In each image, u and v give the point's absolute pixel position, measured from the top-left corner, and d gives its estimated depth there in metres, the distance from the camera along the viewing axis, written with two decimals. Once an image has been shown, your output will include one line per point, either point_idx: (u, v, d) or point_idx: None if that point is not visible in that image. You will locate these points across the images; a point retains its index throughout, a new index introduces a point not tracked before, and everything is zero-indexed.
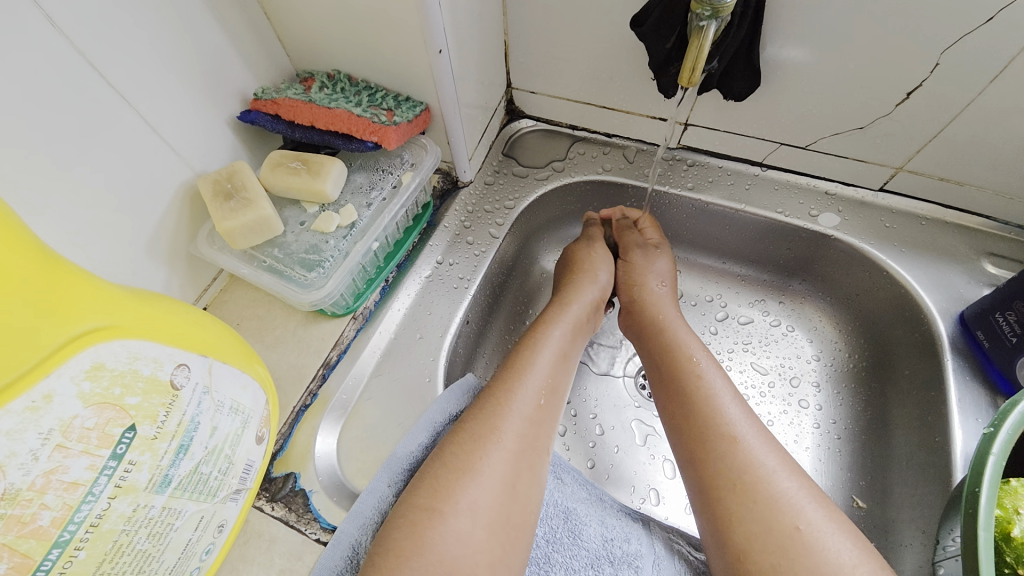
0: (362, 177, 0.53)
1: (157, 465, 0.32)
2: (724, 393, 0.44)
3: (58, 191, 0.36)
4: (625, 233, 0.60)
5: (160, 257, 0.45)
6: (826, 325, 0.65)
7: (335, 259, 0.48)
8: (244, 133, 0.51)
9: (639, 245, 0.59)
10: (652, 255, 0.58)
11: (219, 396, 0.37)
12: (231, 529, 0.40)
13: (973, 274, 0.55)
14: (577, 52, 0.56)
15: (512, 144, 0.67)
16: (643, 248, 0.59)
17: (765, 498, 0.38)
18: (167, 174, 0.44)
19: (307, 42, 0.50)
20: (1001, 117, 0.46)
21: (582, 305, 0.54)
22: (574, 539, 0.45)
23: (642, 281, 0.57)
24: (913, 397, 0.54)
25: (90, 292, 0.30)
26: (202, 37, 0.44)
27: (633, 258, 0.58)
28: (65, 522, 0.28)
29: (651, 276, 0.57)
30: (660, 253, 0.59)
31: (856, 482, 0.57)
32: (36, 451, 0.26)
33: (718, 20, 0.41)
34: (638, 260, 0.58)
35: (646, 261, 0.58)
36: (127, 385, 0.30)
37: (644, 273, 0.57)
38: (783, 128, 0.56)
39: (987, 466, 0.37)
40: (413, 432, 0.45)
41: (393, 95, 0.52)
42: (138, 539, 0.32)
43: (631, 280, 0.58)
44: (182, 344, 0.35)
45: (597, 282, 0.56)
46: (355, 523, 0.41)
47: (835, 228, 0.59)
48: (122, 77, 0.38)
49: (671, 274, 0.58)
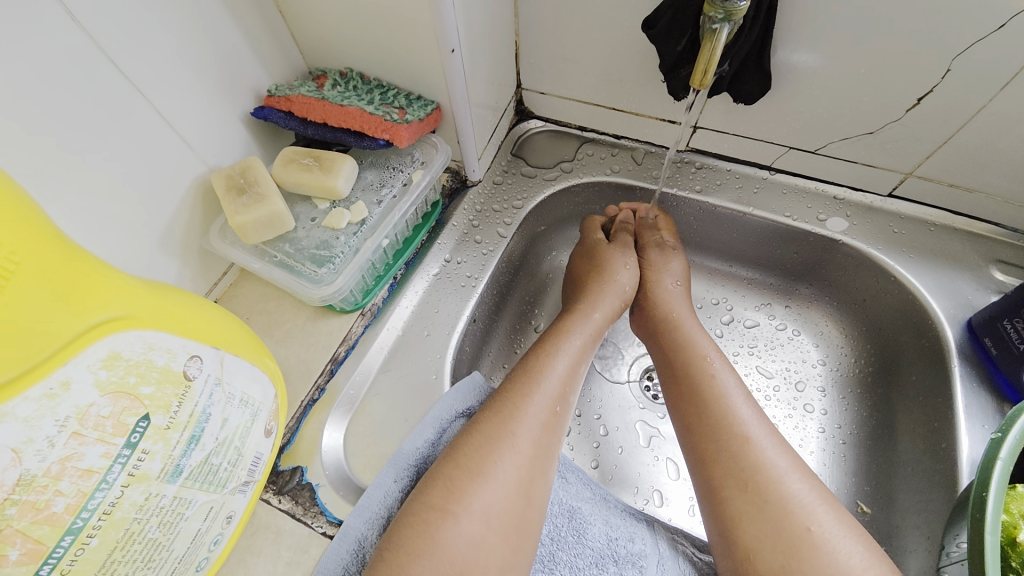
0: (373, 174, 0.53)
1: (169, 455, 0.33)
2: (736, 393, 0.44)
3: (74, 182, 0.37)
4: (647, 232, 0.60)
5: (173, 250, 0.45)
6: (832, 329, 0.65)
7: (345, 255, 0.48)
8: (256, 129, 0.52)
9: (659, 243, 0.59)
10: (669, 255, 0.58)
11: (230, 388, 0.37)
12: (239, 521, 0.40)
13: (982, 281, 0.55)
14: (587, 54, 0.56)
15: (521, 144, 0.67)
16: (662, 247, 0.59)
17: (776, 498, 0.38)
18: (182, 169, 0.44)
19: (321, 40, 0.50)
20: (1011, 124, 0.46)
21: (603, 312, 0.53)
22: (578, 538, 0.45)
23: (658, 280, 0.57)
24: (920, 404, 0.54)
25: (107, 283, 0.31)
26: (218, 33, 0.44)
27: (650, 256, 0.58)
28: (78, 510, 0.28)
29: (666, 274, 0.57)
30: (676, 253, 0.59)
31: (860, 487, 0.57)
32: (52, 438, 0.27)
33: (731, 23, 0.41)
34: (654, 257, 0.58)
35: (663, 260, 0.58)
36: (142, 375, 0.31)
37: (661, 271, 0.57)
38: (793, 132, 0.56)
39: (994, 471, 0.37)
40: (419, 429, 0.46)
41: (405, 93, 0.52)
42: (149, 528, 0.32)
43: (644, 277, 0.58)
44: (195, 336, 0.35)
45: (620, 293, 0.56)
46: (362, 518, 0.41)
47: (843, 232, 0.59)
48: (139, 71, 0.39)
49: (685, 274, 0.59)
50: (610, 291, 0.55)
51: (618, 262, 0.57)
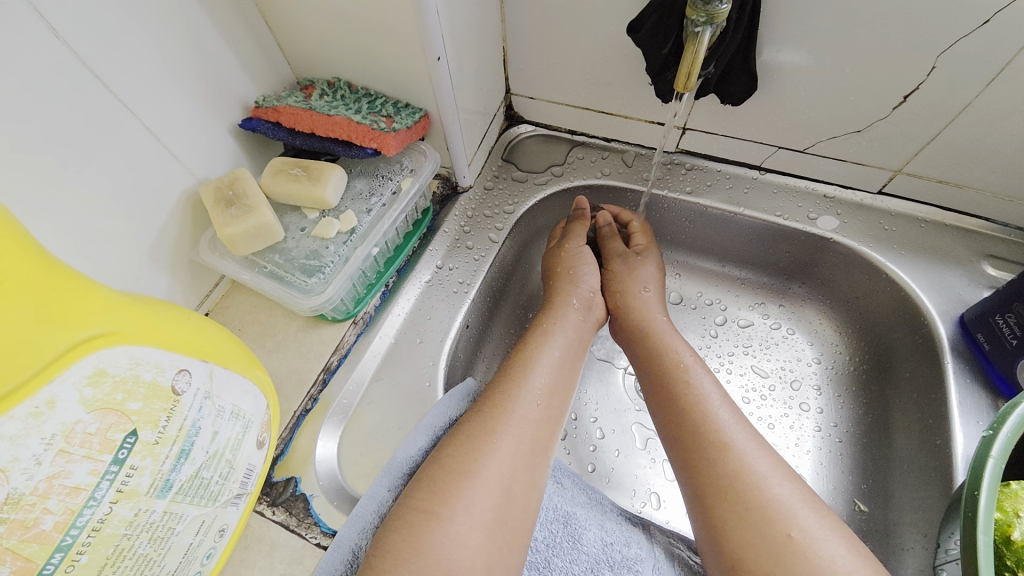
0: (362, 183, 0.53)
1: (158, 470, 0.33)
2: (714, 398, 0.44)
3: (62, 198, 0.37)
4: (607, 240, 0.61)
5: (163, 263, 0.46)
6: (826, 327, 0.65)
7: (335, 264, 0.48)
8: (245, 140, 0.52)
9: (621, 254, 0.59)
10: (631, 265, 0.58)
11: (221, 401, 0.37)
12: (233, 533, 0.40)
13: (974, 277, 0.55)
14: (574, 58, 0.56)
15: (511, 149, 0.68)
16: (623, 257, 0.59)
17: (756, 505, 0.37)
18: (170, 183, 0.45)
19: (309, 50, 0.51)
20: (998, 119, 0.46)
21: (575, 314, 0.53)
22: (573, 543, 0.45)
23: (625, 285, 0.57)
24: (915, 400, 0.54)
25: (94, 299, 0.31)
26: (204, 47, 0.44)
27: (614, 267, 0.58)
28: (67, 527, 0.28)
29: (635, 283, 0.57)
30: (641, 259, 0.58)
31: (856, 485, 0.56)
32: (38, 456, 0.26)
33: (713, 25, 0.41)
34: (618, 268, 0.58)
35: (627, 269, 0.58)
36: (129, 391, 0.31)
37: (628, 280, 0.57)
38: (781, 132, 0.56)
39: (986, 468, 0.37)
40: (413, 436, 0.45)
41: (393, 102, 0.52)
42: (139, 544, 0.32)
43: (614, 284, 0.58)
44: (184, 350, 0.35)
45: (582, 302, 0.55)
46: (355, 528, 0.40)
47: (834, 230, 0.59)
48: (125, 85, 0.39)
49: (657, 279, 0.58)
50: (570, 288, 0.56)
51: (574, 268, 0.57)
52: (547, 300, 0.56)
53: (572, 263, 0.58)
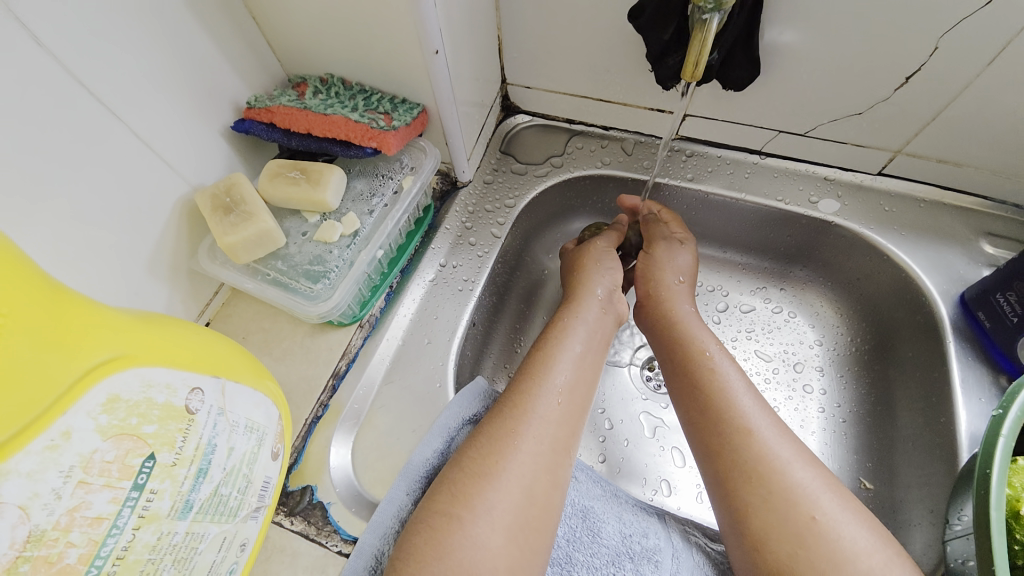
0: (362, 183, 0.52)
1: (178, 492, 0.32)
2: (736, 385, 0.44)
3: (55, 214, 0.36)
4: (653, 224, 0.59)
5: (161, 275, 0.44)
6: (828, 309, 0.66)
7: (339, 269, 0.47)
8: (237, 143, 0.50)
9: (665, 237, 0.57)
10: (675, 248, 0.57)
11: (234, 416, 0.36)
12: (254, 546, 0.40)
13: (972, 255, 0.56)
14: (571, 45, 0.55)
15: (509, 140, 0.66)
16: (668, 240, 0.57)
17: (781, 489, 0.38)
18: (165, 192, 0.43)
19: (299, 46, 0.49)
20: (996, 99, 0.46)
21: (591, 309, 0.52)
22: (593, 537, 0.45)
23: (659, 274, 0.55)
24: (918, 380, 0.55)
25: (99, 323, 0.30)
26: (190, 47, 0.42)
27: (657, 249, 0.57)
28: (91, 558, 0.27)
29: (668, 269, 0.55)
30: (683, 247, 0.57)
31: (861, 463, 0.58)
32: (58, 489, 0.26)
33: (720, 12, 0.40)
34: (660, 251, 0.56)
35: (669, 253, 0.56)
36: (143, 415, 0.30)
37: (661, 266, 0.56)
38: (783, 116, 0.56)
39: (997, 448, 0.38)
40: (428, 439, 0.45)
41: (389, 98, 0.51)
42: (163, 567, 0.31)
43: (648, 270, 0.56)
44: (195, 367, 0.34)
45: (594, 295, 0.54)
46: (376, 533, 0.40)
47: (834, 214, 0.60)
48: (111, 92, 0.37)
49: (691, 269, 0.57)
50: (592, 277, 0.56)
51: (592, 263, 0.57)
52: (568, 293, 0.56)
53: (592, 258, 0.58)
